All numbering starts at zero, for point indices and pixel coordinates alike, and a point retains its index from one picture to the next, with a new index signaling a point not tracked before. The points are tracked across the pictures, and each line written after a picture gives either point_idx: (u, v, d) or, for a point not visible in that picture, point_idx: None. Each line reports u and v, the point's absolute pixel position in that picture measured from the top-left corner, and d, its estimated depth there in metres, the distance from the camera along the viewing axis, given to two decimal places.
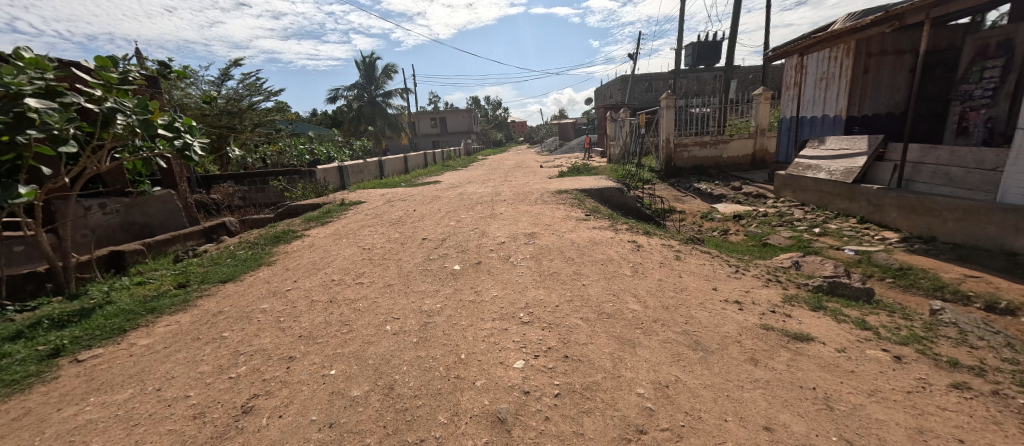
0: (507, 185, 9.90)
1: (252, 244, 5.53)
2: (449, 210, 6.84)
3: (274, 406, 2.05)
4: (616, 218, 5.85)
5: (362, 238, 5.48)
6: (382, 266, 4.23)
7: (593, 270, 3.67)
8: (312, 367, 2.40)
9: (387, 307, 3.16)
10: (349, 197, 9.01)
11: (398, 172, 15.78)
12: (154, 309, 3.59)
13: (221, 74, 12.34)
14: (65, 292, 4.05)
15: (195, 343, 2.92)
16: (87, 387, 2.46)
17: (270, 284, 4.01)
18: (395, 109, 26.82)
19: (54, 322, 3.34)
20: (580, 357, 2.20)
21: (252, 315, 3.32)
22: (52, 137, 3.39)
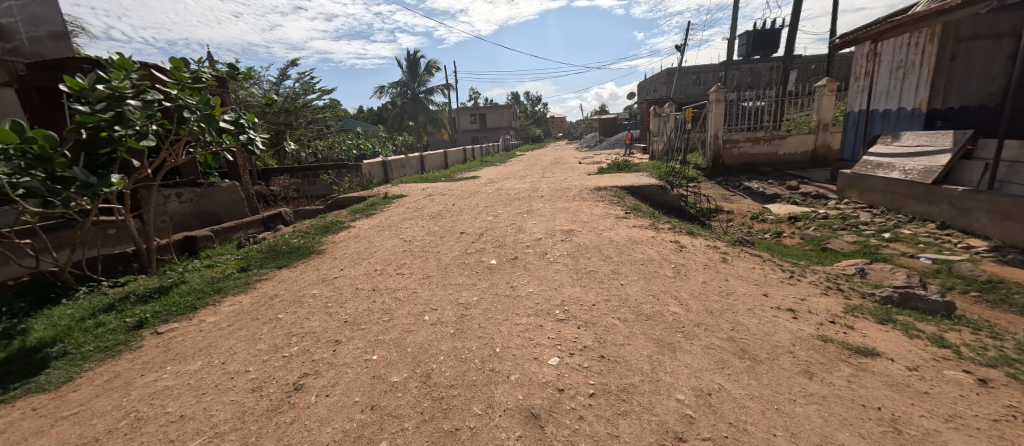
0: (545, 181, 9.85)
1: (304, 234, 5.90)
2: (487, 205, 6.92)
3: (322, 386, 2.19)
4: (658, 217, 5.65)
5: (404, 230, 5.68)
6: (422, 258, 4.37)
7: (632, 269, 3.57)
8: (356, 351, 2.53)
9: (425, 298, 3.26)
10: (392, 191, 9.36)
11: (438, 167, 16.16)
12: (220, 289, 3.93)
13: (280, 75, 13.22)
14: (148, 271, 4.54)
15: (254, 323, 3.17)
16: (165, 357, 2.76)
17: (320, 272, 4.26)
18: (437, 105, 27.44)
19: (139, 297, 3.76)
20: (617, 358, 2.16)
21: (303, 299, 3.55)
22: (137, 132, 3.80)
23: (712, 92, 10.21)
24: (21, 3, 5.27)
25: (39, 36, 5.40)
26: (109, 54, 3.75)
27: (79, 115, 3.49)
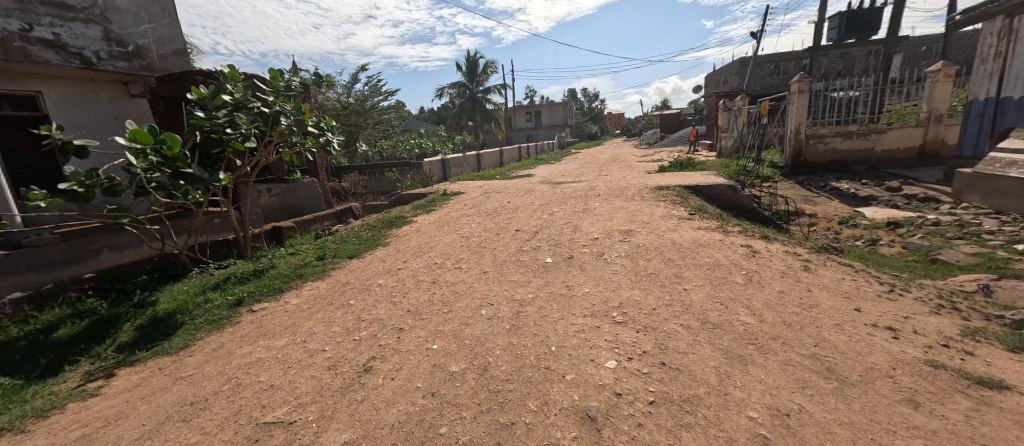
0: (601, 179, 9.59)
1: (372, 227, 6.33)
2: (542, 204, 6.91)
3: (388, 369, 2.35)
4: (726, 219, 5.25)
5: (462, 226, 5.88)
6: (479, 254, 4.48)
7: (696, 274, 3.37)
8: (418, 340, 2.67)
9: (482, 292, 3.35)
10: (451, 188, 9.71)
11: (494, 165, 16.43)
12: (301, 275, 4.37)
13: (351, 79, 14.31)
14: (245, 256, 5.17)
15: (329, 307, 3.48)
16: (257, 332, 3.13)
17: (386, 263, 4.56)
18: (494, 104, 27.87)
19: (238, 278, 4.31)
20: (679, 367, 2.05)
21: (371, 288, 3.82)
22: (241, 135, 4.36)
23: (794, 82, 9.22)
24: (153, 25, 6.21)
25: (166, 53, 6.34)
26: (223, 67, 4.32)
27: (197, 120, 4.08)
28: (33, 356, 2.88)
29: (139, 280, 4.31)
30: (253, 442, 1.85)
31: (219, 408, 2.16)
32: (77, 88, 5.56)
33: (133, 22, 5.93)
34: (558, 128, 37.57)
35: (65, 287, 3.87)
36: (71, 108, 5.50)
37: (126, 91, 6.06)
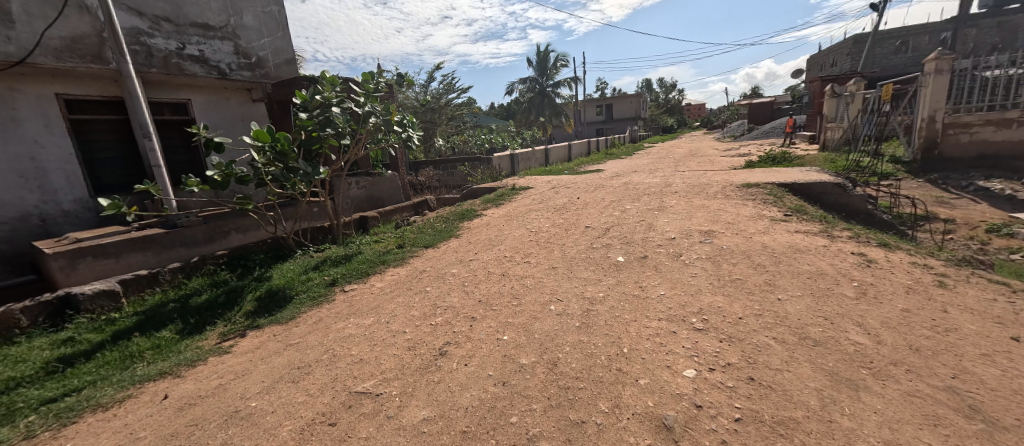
0: (679, 175, 8.98)
1: (446, 219, 6.67)
2: (613, 200, 6.68)
3: (462, 355, 2.47)
4: (831, 222, 4.59)
5: (531, 221, 5.93)
6: (548, 249, 4.48)
7: (792, 282, 3.01)
8: (489, 329, 2.77)
9: (551, 288, 3.35)
10: (520, 183, 9.83)
11: (562, 160, 16.25)
12: (384, 261, 4.77)
13: (428, 78, 15.12)
14: (337, 242, 5.77)
15: (408, 292, 3.75)
16: (348, 311, 3.50)
17: (458, 254, 4.78)
18: (564, 98, 27.50)
19: (332, 261, 4.84)
20: (771, 384, 1.87)
21: (445, 277, 4.04)
22: (337, 132, 4.87)
23: (928, 60, 7.66)
24: (270, 38, 7.17)
25: (279, 62, 7.28)
26: (324, 73, 4.83)
27: (302, 120, 4.67)
28: (184, 316, 3.54)
29: (257, 258, 5.05)
30: (346, 408, 2.08)
31: (319, 374, 2.46)
32: (214, 96, 6.65)
33: (256, 37, 6.91)
34: (631, 121, 35.87)
35: (205, 261, 4.62)
36: (210, 112, 6.60)
37: (247, 96, 7.07)
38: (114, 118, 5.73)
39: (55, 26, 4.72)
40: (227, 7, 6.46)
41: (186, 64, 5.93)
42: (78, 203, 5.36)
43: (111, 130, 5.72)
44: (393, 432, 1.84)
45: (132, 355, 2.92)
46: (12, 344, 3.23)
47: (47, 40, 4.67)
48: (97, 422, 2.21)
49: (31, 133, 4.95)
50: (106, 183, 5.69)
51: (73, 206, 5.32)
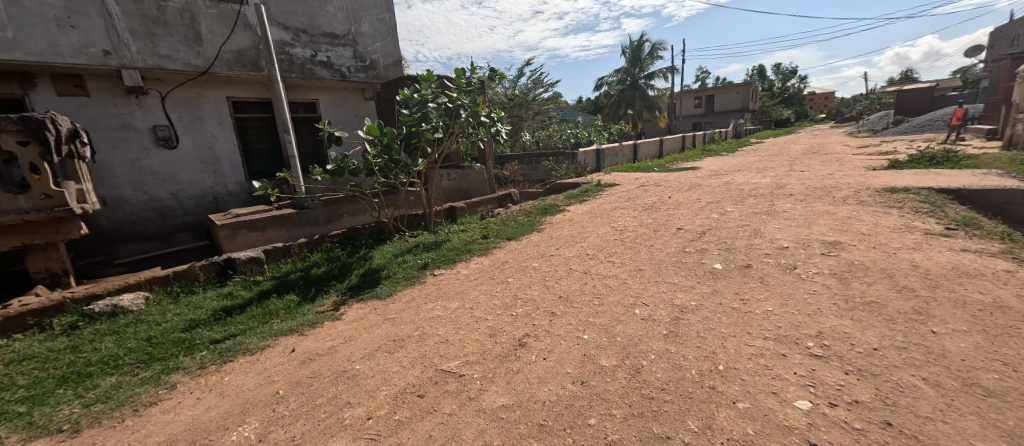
0: (794, 175, 7.81)
1: (529, 213, 6.75)
2: (711, 201, 6.08)
3: (541, 348, 2.49)
4: (1018, 241, 3.57)
5: (616, 219, 5.70)
6: (634, 250, 4.26)
7: (951, 313, 2.42)
8: (569, 326, 2.74)
9: (636, 291, 3.19)
10: (606, 179, 9.51)
11: (652, 156, 15.29)
12: (470, 249, 5.01)
13: (517, 73, 15.39)
14: (429, 229, 6.21)
15: (491, 281, 3.90)
16: (436, 293, 3.76)
17: (540, 248, 4.80)
18: (659, 90, 25.79)
19: (424, 246, 5.23)
20: (917, 434, 1.52)
21: (526, 269, 4.10)
22: (432, 127, 5.20)
23: None
24: (383, 42, 7.95)
25: (389, 64, 8.06)
26: (423, 71, 5.21)
27: (403, 116, 5.12)
28: (306, 285, 4.15)
29: (363, 239, 5.69)
30: (433, 384, 2.24)
31: (410, 349, 2.69)
32: (336, 96, 7.59)
33: (371, 42, 7.74)
34: (736, 113, 32.23)
35: (323, 239, 5.32)
36: (333, 110, 7.58)
37: (361, 96, 7.95)
38: (264, 116, 6.93)
39: (228, 42, 6.05)
40: (350, 17, 7.37)
41: (317, 68, 6.92)
42: (238, 185, 6.64)
43: (262, 126, 6.94)
44: (474, 413, 1.93)
45: (269, 313, 3.53)
46: (194, 291, 4.14)
47: (222, 53, 5.99)
48: (245, 363, 2.73)
49: (210, 128, 6.29)
50: (257, 169, 6.93)
51: (235, 188, 6.61)
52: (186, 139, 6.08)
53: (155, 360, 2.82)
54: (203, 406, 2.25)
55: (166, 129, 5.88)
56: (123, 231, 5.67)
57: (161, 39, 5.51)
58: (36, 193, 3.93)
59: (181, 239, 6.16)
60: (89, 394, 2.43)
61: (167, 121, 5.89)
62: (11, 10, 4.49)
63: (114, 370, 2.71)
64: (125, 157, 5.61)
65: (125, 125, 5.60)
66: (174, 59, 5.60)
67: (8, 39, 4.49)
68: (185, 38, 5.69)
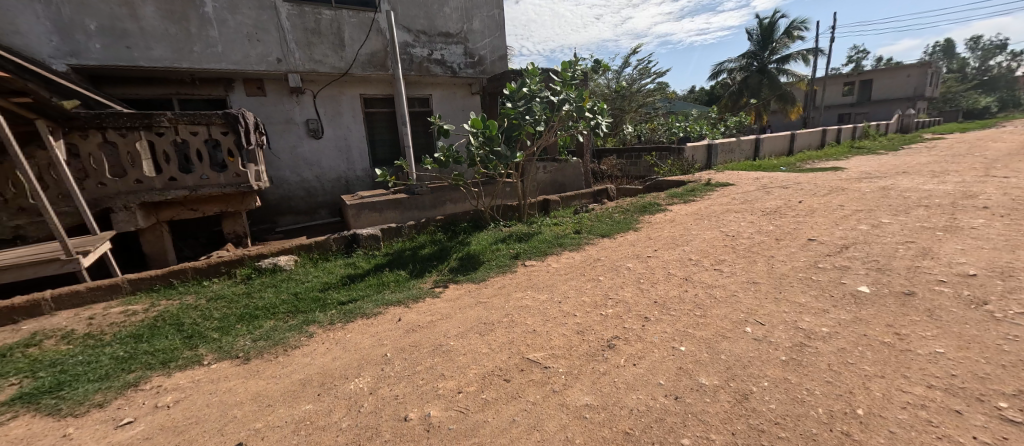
0: (989, 183, 6.03)
1: (625, 210, 6.45)
2: (856, 209, 5.05)
3: (631, 353, 2.38)
4: None
5: (728, 223, 5.11)
6: (747, 259, 3.77)
7: None
8: (664, 335, 2.55)
9: (748, 306, 2.82)
10: (717, 178, 8.56)
11: (778, 153, 13.29)
12: (561, 243, 5.00)
13: (622, 63, 14.69)
14: (522, 220, 6.36)
15: (582, 277, 3.83)
16: (526, 284, 3.84)
17: (635, 248, 4.56)
18: (792, 77, 22.22)
19: (517, 237, 5.37)
20: None
21: (620, 269, 3.93)
22: (533, 120, 5.28)
23: None
24: (491, 38, 8.30)
25: (495, 59, 8.39)
26: (529, 65, 5.28)
27: (507, 110, 5.30)
28: (413, 263, 4.60)
29: (462, 225, 6.07)
30: (519, 371, 2.30)
31: (500, 334, 2.81)
32: (447, 91, 8.17)
33: (480, 38, 8.14)
34: (903, 101, 26.11)
35: (429, 222, 5.83)
36: (444, 104, 8.18)
37: (468, 90, 8.43)
38: (387, 110, 7.82)
39: (363, 46, 7.02)
40: (463, 16, 7.85)
41: (432, 66, 7.56)
42: (364, 171, 7.63)
43: (385, 119, 7.83)
44: (557, 407, 1.94)
45: (382, 284, 4.01)
46: (328, 258, 4.91)
47: (358, 56, 6.98)
48: (363, 324, 3.15)
49: (346, 122, 7.32)
50: (380, 158, 7.86)
51: (361, 173, 7.61)
52: (328, 131, 7.18)
53: (300, 312, 3.43)
54: (331, 356, 2.67)
55: (316, 122, 7.02)
56: (281, 205, 6.96)
57: (316, 47, 6.65)
58: (231, 172, 5.05)
59: (320, 215, 7.33)
60: (256, 331, 3.08)
61: (316, 115, 7.03)
62: (222, 31, 5.96)
63: (272, 316, 3.37)
64: (286, 145, 6.85)
65: (287, 119, 6.82)
66: (323, 63, 6.72)
67: (220, 53, 5.98)
68: (332, 45, 6.77)
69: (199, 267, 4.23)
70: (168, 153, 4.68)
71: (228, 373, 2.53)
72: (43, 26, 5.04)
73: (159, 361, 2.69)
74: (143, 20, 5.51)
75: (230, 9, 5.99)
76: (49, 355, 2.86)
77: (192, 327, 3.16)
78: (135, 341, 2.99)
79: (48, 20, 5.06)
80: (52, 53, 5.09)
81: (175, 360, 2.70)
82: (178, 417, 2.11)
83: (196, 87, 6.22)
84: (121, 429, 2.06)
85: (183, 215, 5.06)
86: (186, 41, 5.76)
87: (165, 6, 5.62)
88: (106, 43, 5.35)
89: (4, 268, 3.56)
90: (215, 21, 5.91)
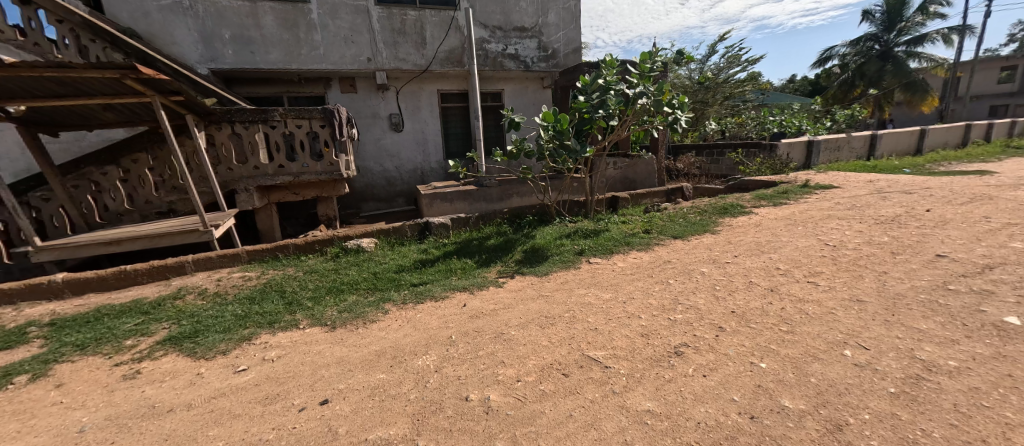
0: None
1: (702, 211, 6.01)
2: (1006, 223, 4.15)
3: (701, 363, 2.24)
4: None
5: (827, 231, 4.51)
6: (850, 273, 3.31)
7: None
8: (740, 348, 2.36)
9: (845, 325, 2.49)
10: (817, 179, 7.57)
11: (899, 153, 11.35)
12: (629, 243, 4.82)
13: (707, 52, 13.58)
14: (589, 216, 6.24)
15: (649, 279, 3.67)
16: (590, 281, 3.78)
17: (712, 252, 4.24)
18: (925, 61, 18.75)
19: (582, 233, 5.29)
20: None
21: (693, 274, 3.69)
22: (606, 115, 5.13)
23: None
24: (566, 30, 8.19)
25: (569, 51, 8.27)
26: (606, 56, 5.13)
27: (580, 103, 5.22)
28: (479, 252, 4.78)
29: (528, 218, 6.14)
30: (578, 367, 2.29)
31: (560, 329, 2.81)
32: (519, 85, 8.25)
33: (555, 31, 8.08)
34: None
35: (496, 214, 5.98)
36: (515, 98, 8.28)
37: (540, 84, 8.43)
38: (461, 105, 8.14)
39: (442, 43, 7.38)
40: (538, 10, 7.85)
41: (505, 61, 7.70)
42: (438, 163, 8.05)
43: (459, 113, 8.17)
44: (616, 408, 1.90)
45: (450, 270, 4.23)
46: (403, 243, 5.29)
47: (437, 53, 7.36)
48: (432, 306, 3.36)
49: (424, 116, 7.77)
50: (452, 151, 8.22)
51: (435, 165, 8.03)
52: (408, 125, 7.69)
53: (377, 290, 3.77)
54: (403, 332, 2.89)
55: (397, 116, 7.55)
56: (365, 193, 7.64)
57: (401, 46, 7.13)
58: (326, 161, 5.67)
59: (397, 203, 7.91)
60: (341, 304, 3.45)
61: (398, 110, 7.55)
62: (324, 35, 6.66)
63: (355, 291, 3.74)
64: (371, 137, 7.47)
65: (374, 114, 7.43)
66: (406, 61, 7.19)
67: (321, 55, 6.70)
68: (415, 43, 7.21)
69: (298, 243, 4.83)
70: (278, 143, 5.38)
71: (318, 338, 2.88)
72: (191, 37, 6.06)
73: (267, 321, 3.14)
74: (264, 28, 6.36)
75: (330, 14, 6.66)
76: (188, 307, 3.49)
77: (292, 295, 3.64)
78: (249, 302, 3.53)
79: (195, 31, 6.06)
80: (197, 59, 6.12)
81: (278, 322, 3.13)
82: (279, 370, 2.46)
83: (301, 85, 7.03)
84: (237, 375, 2.45)
85: (287, 198, 5.81)
86: (296, 45, 6.54)
87: (280, 14, 6.42)
88: (236, 49, 6.28)
89: (160, 235, 4.40)
90: (319, 26, 6.62)
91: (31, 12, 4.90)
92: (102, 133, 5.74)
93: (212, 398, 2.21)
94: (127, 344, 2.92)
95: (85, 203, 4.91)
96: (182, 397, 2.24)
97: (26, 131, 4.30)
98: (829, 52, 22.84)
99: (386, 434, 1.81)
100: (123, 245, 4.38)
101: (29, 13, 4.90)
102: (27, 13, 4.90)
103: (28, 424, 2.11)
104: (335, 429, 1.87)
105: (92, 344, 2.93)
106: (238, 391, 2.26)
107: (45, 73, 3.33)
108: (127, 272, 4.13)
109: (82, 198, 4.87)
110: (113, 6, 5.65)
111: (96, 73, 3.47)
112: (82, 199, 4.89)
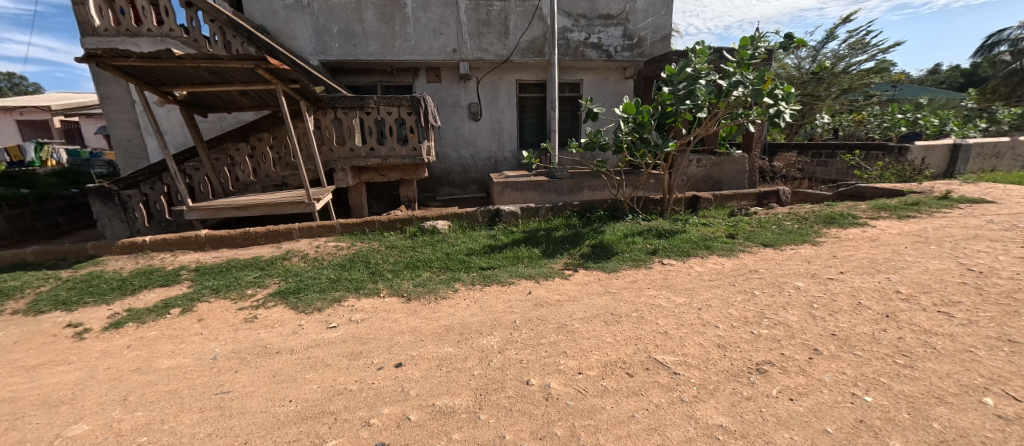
0: None
1: (801, 219, 5.32)
2: None
3: (788, 386, 2.01)
4: None
5: (970, 254, 3.73)
6: (1003, 307, 2.69)
7: None
8: (839, 376, 2.07)
9: (988, 368, 2.04)
10: (962, 191, 6.27)
11: None
12: (709, 246, 4.47)
13: (824, 38, 11.93)
14: (664, 216, 5.86)
15: (731, 287, 3.37)
16: (663, 283, 3.59)
17: (811, 265, 3.76)
18: None
19: (656, 233, 5.01)
20: None
21: (784, 287, 3.31)
22: (695, 106, 4.76)
23: None
24: (656, 17, 7.70)
25: (657, 39, 7.77)
26: (698, 44, 4.75)
27: (664, 94, 4.89)
28: (547, 242, 4.79)
29: (599, 212, 5.95)
30: (644, 369, 2.21)
31: (627, 327, 2.72)
32: (599, 75, 7.97)
33: (643, 18, 7.65)
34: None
35: (565, 206, 5.91)
36: (594, 89, 8.02)
37: (622, 75, 8.05)
38: (538, 95, 8.14)
39: (525, 33, 7.43)
40: None
41: (587, 50, 7.54)
42: (511, 153, 8.18)
43: (536, 104, 8.19)
44: (684, 417, 1.80)
45: (517, 258, 4.30)
46: (474, 228, 5.49)
47: (519, 43, 7.43)
48: (498, 289, 3.47)
49: (502, 106, 7.92)
50: (526, 141, 8.31)
51: (509, 154, 8.19)
52: (486, 114, 7.90)
53: (449, 269, 3.98)
54: (470, 311, 3.02)
55: (477, 105, 7.79)
56: (442, 178, 8.07)
57: (485, 38, 7.33)
58: (410, 146, 6.09)
59: (471, 190, 8.22)
60: (416, 278, 3.72)
61: (477, 100, 7.79)
62: (416, 27, 7.10)
63: (427, 268, 4.01)
64: (451, 125, 7.84)
65: (455, 103, 7.75)
66: (489, 51, 7.38)
67: (412, 46, 7.15)
68: (499, 34, 7.36)
69: (382, 220, 5.26)
70: (370, 128, 5.89)
71: (396, 307, 3.14)
72: (307, 32, 6.84)
73: (354, 286, 3.52)
74: (366, 22, 6.95)
75: (423, 8, 7.06)
76: (293, 267, 4.02)
77: (376, 266, 4.02)
78: (341, 268, 3.99)
79: (311, 26, 6.83)
80: (310, 52, 6.90)
81: (364, 289, 3.47)
82: (364, 331, 2.73)
83: (393, 76, 7.56)
84: (329, 330, 2.78)
85: (375, 179, 6.38)
86: (391, 37, 7.06)
87: (380, 9, 6.95)
88: (341, 42, 6.95)
89: (276, 204, 5.11)
90: (412, 19, 7.06)
91: (193, 13, 5.91)
92: (237, 115, 6.78)
93: (309, 346, 2.54)
94: (247, 293, 3.47)
95: (222, 174, 5.88)
96: (287, 342, 2.61)
97: (185, 112, 5.23)
98: (995, 36, 18.55)
99: (452, 402, 1.93)
100: (248, 211, 5.17)
101: (191, 14, 5.92)
102: (190, 14, 5.92)
103: (179, 347, 2.63)
104: (407, 391, 2.04)
105: (223, 289, 3.54)
106: (329, 344, 2.56)
107: (200, 63, 4.01)
108: (250, 232, 4.88)
109: (220, 170, 5.84)
110: (250, 6, 6.60)
111: (236, 63, 4.10)
112: (220, 170, 5.86)
